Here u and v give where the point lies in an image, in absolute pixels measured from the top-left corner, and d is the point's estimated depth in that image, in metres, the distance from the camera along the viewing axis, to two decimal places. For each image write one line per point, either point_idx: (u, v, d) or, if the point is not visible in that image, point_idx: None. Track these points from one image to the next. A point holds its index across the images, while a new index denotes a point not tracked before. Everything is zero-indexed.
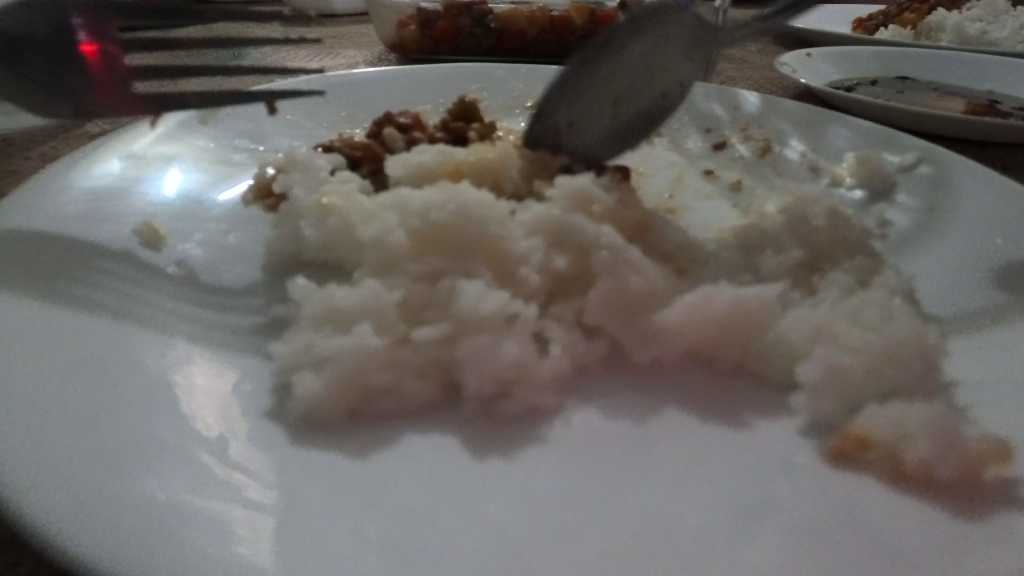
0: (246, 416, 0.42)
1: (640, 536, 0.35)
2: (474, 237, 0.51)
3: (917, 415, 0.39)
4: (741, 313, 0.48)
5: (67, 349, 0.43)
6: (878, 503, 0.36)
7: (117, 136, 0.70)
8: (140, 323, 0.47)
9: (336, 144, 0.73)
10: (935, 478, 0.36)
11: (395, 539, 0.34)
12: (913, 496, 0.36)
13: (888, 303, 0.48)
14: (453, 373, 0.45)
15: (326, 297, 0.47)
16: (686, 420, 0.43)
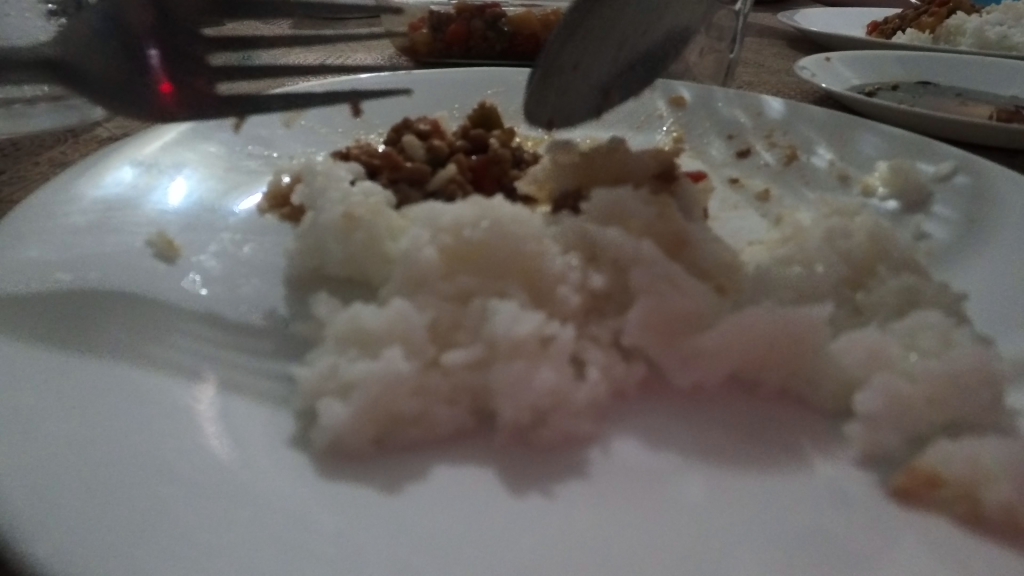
0: (274, 447, 0.40)
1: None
2: (506, 254, 0.48)
3: (987, 450, 0.37)
4: (786, 337, 0.46)
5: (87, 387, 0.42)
6: (951, 546, 0.34)
7: (127, 143, 0.68)
8: (160, 358, 0.46)
9: (352, 152, 0.70)
10: (1018, 523, 0.35)
11: None
12: (990, 542, 0.34)
13: (943, 327, 0.46)
14: (487, 399, 0.42)
15: (352, 316, 0.44)
16: (734, 452, 0.41)
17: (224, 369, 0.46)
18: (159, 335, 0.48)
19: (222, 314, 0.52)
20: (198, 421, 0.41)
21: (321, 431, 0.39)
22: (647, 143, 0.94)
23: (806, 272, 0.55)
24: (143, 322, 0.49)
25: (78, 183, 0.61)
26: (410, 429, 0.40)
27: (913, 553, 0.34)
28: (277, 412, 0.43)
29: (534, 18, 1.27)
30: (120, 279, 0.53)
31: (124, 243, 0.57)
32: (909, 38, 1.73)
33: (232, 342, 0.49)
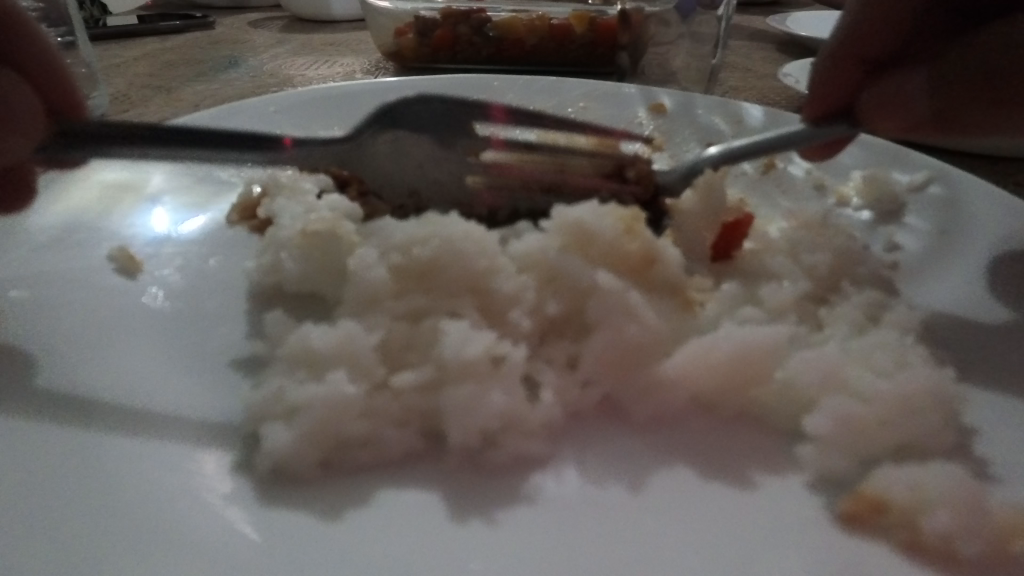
0: (218, 469, 0.40)
1: None
2: (462, 273, 0.48)
3: (934, 477, 0.36)
4: (743, 357, 0.46)
5: (41, 414, 0.42)
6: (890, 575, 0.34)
7: (93, 158, 0.68)
8: (113, 378, 0.46)
9: None
10: (957, 554, 0.34)
11: None
12: (929, 571, 0.34)
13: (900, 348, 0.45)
14: (436, 421, 0.42)
15: (302, 336, 0.44)
16: (684, 474, 0.41)
17: (179, 389, 0.46)
18: (116, 355, 0.48)
19: (180, 330, 0.52)
20: (146, 443, 0.41)
21: (264, 455, 0.39)
22: None
23: (771, 287, 0.54)
24: (100, 342, 0.49)
25: (43, 202, 0.61)
26: (357, 453, 0.40)
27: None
28: (226, 432, 0.43)
29: (523, 22, 1.23)
30: (78, 296, 0.53)
31: (85, 259, 0.57)
32: None
33: (187, 361, 0.49)
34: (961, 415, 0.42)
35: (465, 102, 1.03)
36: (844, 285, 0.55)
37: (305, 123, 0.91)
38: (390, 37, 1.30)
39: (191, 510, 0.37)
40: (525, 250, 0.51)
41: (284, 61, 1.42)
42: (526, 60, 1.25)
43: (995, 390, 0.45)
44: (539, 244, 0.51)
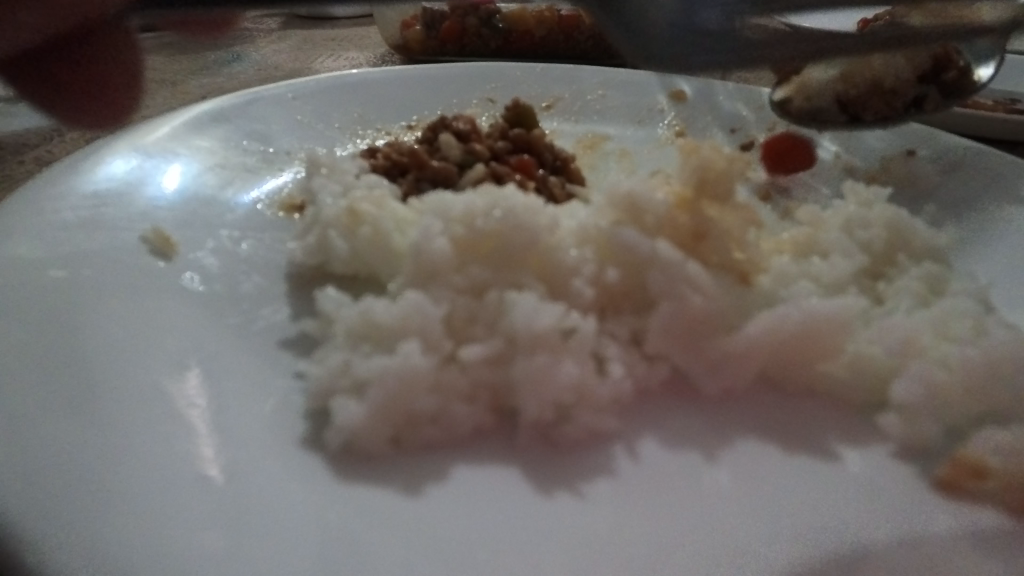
0: (281, 446, 0.38)
1: None
2: (522, 245, 0.46)
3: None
4: (821, 326, 0.44)
5: (88, 384, 0.39)
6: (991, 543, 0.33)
7: (121, 136, 0.66)
8: (163, 355, 0.44)
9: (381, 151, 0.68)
10: None
11: None
12: None
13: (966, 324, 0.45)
14: (506, 396, 0.40)
15: (362, 311, 0.42)
16: (765, 448, 0.39)
17: (225, 370, 0.44)
18: (162, 333, 0.46)
19: (224, 314, 0.50)
20: (204, 423, 0.39)
21: (335, 431, 0.37)
22: (649, 139, 0.96)
23: (827, 262, 0.53)
24: (142, 322, 0.46)
25: (66, 175, 0.59)
26: (428, 429, 0.38)
27: (955, 547, 0.33)
28: (286, 413, 0.41)
29: (530, 13, 1.25)
30: (118, 275, 0.51)
31: (116, 238, 0.55)
32: None
33: (237, 343, 0.47)
34: None
35: (482, 89, 1.03)
36: (900, 258, 0.55)
37: (325, 109, 0.90)
38: (396, 29, 1.28)
39: (261, 489, 0.35)
40: (581, 225, 0.50)
41: (288, 53, 1.41)
42: (534, 50, 1.27)
43: None
44: (593, 220, 0.50)
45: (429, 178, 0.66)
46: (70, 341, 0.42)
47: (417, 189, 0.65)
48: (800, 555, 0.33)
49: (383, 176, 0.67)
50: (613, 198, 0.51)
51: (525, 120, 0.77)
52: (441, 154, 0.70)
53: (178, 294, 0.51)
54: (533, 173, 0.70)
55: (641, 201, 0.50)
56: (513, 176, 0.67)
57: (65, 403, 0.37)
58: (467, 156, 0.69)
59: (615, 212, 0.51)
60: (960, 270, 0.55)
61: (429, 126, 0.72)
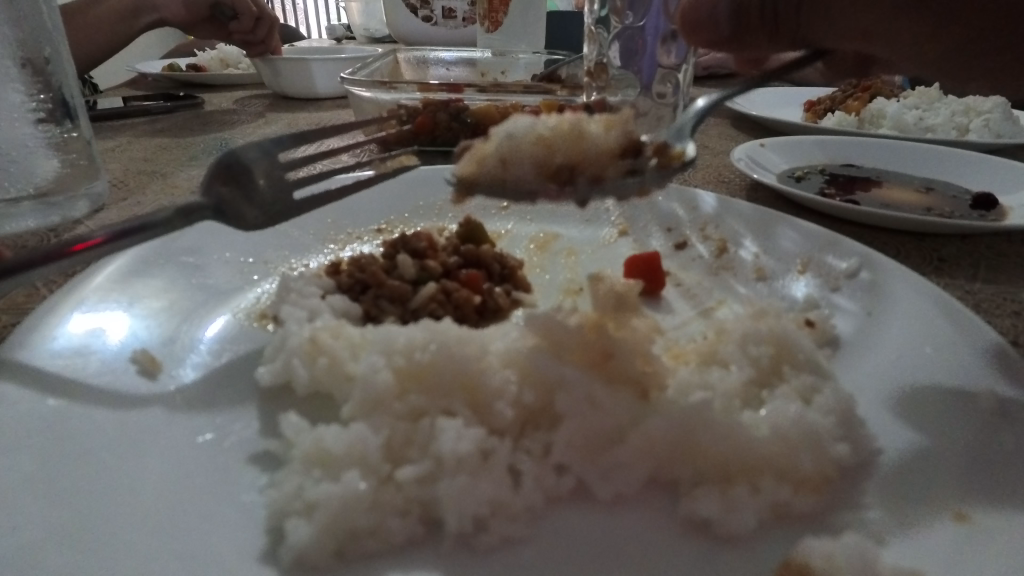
0: (241, 560, 0.46)
1: None
2: (453, 375, 0.55)
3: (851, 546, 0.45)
4: (681, 435, 0.54)
5: (81, 511, 0.46)
6: None
7: (110, 260, 0.75)
8: (142, 475, 0.51)
9: (346, 268, 0.78)
10: None
11: None
12: None
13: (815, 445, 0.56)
14: (433, 509, 0.48)
15: (316, 438, 0.50)
16: (647, 553, 0.47)
17: (196, 487, 0.52)
18: (142, 454, 0.53)
19: (199, 427, 0.58)
20: (178, 535, 0.47)
21: (286, 549, 0.44)
22: (594, 239, 1.08)
23: (718, 376, 0.63)
24: (123, 444, 0.54)
25: (61, 298, 0.67)
26: (367, 541, 0.46)
27: None
28: (249, 523, 0.49)
29: (496, 109, 1.41)
30: (108, 398, 0.58)
31: (110, 363, 0.63)
32: (836, 120, 1.92)
33: (209, 456, 0.55)
34: (869, 491, 0.51)
35: (445, 191, 1.16)
36: (783, 368, 0.64)
37: (301, 216, 1.00)
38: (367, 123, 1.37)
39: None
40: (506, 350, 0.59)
41: None
42: (501, 141, 1.43)
43: (906, 458, 0.54)
44: (516, 345, 0.59)
45: (387, 294, 0.75)
46: (62, 473, 0.49)
47: (376, 306, 0.75)
48: None
49: (347, 292, 0.76)
50: (534, 327, 0.60)
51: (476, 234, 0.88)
52: (398, 272, 0.79)
53: (161, 411, 0.59)
54: (480, 286, 0.80)
55: (554, 330, 0.60)
56: (461, 290, 0.76)
57: (58, 531, 0.44)
58: (422, 273, 0.79)
59: (535, 338, 0.60)
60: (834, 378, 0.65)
61: (390, 244, 0.82)
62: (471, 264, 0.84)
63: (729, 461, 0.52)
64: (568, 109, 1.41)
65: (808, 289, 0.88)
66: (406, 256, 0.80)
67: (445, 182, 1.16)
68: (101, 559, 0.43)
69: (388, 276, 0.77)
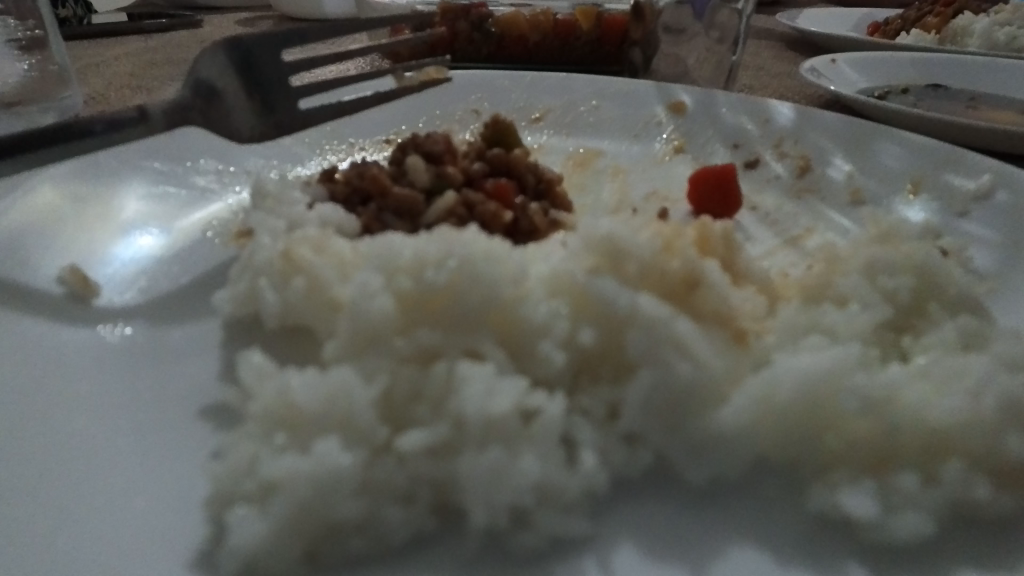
0: (170, 560, 0.31)
1: None
2: (480, 302, 0.39)
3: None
4: (812, 399, 0.37)
5: None
6: None
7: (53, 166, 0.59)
8: (51, 445, 0.37)
9: (341, 176, 0.61)
10: None
11: None
12: None
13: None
14: (451, 494, 0.33)
15: (281, 387, 0.34)
16: (758, 567, 0.32)
17: (120, 456, 0.37)
18: (58, 414, 0.39)
19: (139, 375, 0.43)
20: (88, 530, 0.33)
21: (228, 553, 0.29)
22: (645, 155, 0.89)
23: (842, 312, 0.46)
24: (29, 404, 0.39)
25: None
26: (352, 541, 0.31)
27: None
28: (185, 509, 0.34)
29: (524, 17, 1.13)
30: (24, 338, 0.44)
31: (32, 290, 0.48)
32: (914, 38, 1.66)
33: (145, 413, 0.40)
34: None
35: (465, 100, 0.96)
36: (928, 308, 0.47)
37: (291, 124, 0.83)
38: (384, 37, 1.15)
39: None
40: (549, 273, 0.42)
41: None
42: (528, 58, 1.15)
43: None
44: (565, 266, 0.42)
45: (392, 206, 0.58)
46: None
47: (379, 221, 0.58)
48: None
49: (342, 204, 0.60)
50: (590, 240, 0.42)
51: (503, 137, 0.70)
52: (407, 179, 0.62)
53: (92, 356, 0.44)
54: (512, 200, 0.63)
55: (623, 247, 0.42)
56: (488, 204, 0.59)
57: None
58: (437, 181, 0.62)
59: (593, 257, 0.42)
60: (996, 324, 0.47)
61: (396, 146, 0.65)
62: (497, 172, 0.66)
63: (879, 440, 0.36)
64: (608, 17, 1.12)
65: (924, 215, 0.70)
66: (416, 159, 0.62)
67: (464, 91, 0.97)
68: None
69: (394, 184, 0.60)
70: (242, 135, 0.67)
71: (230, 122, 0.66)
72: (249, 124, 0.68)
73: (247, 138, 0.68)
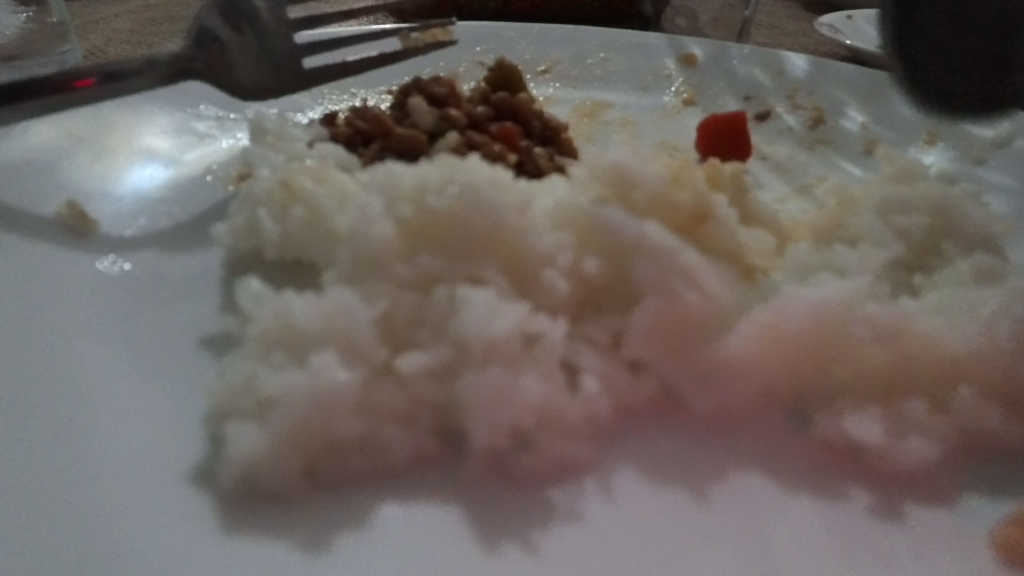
0: (171, 474, 0.31)
1: None
2: (482, 230, 0.37)
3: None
4: (826, 327, 0.36)
5: None
6: None
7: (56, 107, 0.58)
8: (34, 390, 0.35)
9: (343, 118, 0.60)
10: None
11: None
12: None
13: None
14: (452, 415, 0.33)
15: (280, 309, 0.34)
16: (761, 491, 0.32)
17: (121, 381, 0.37)
18: (60, 340, 0.39)
19: (140, 302, 0.42)
20: (69, 479, 0.31)
21: (226, 465, 0.29)
22: (655, 106, 0.86)
23: (855, 251, 0.45)
24: (32, 331, 0.39)
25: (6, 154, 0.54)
26: (353, 458, 0.31)
27: None
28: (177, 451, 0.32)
29: None
30: (22, 270, 0.43)
31: (28, 223, 0.47)
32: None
33: (134, 356, 0.38)
34: None
35: (469, 50, 0.93)
36: (944, 248, 0.46)
37: None
38: None
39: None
40: (553, 204, 0.40)
41: None
42: (536, 13, 1.08)
43: None
44: (568, 198, 0.41)
45: (394, 147, 0.57)
46: None
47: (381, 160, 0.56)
48: None
49: (344, 146, 0.58)
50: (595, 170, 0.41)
51: (509, 82, 0.68)
52: (410, 121, 0.60)
53: (79, 296, 0.42)
54: (517, 142, 0.61)
55: (629, 175, 0.41)
56: (492, 146, 0.58)
57: None
58: (441, 123, 0.60)
59: (599, 187, 0.41)
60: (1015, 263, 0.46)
61: (399, 90, 0.63)
62: (503, 116, 0.64)
63: (890, 369, 0.35)
64: None
65: (941, 164, 0.68)
66: (418, 100, 0.61)
67: (468, 40, 0.93)
68: None
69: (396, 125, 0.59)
70: (242, 89, 0.62)
71: (232, 74, 0.61)
72: (253, 77, 0.62)
73: (249, 92, 0.62)
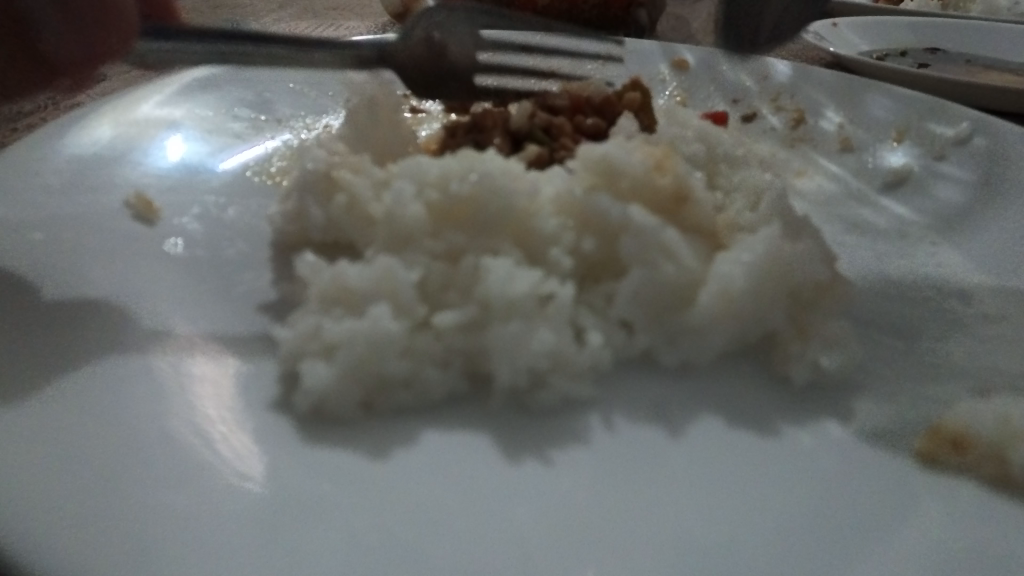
0: (251, 408, 0.38)
1: (698, 529, 0.34)
2: (500, 211, 0.45)
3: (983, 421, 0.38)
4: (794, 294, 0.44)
5: (78, 354, 0.40)
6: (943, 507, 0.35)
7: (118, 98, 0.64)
8: (104, 357, 0.40)
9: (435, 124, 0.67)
10: (1009, 476, 0.35)
11: (433, 538, 0.32)
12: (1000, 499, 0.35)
13: (918, 325, 0.47)
14: (478, 362, 0.40)
15: (336, 275, 0.41)
16: (731, 420, 0.40)
17: (198, 336, 0.44)
18: (143, 301, 0.46)
19: (206, 275, 0.49)
20: (168, 408, 0.38)
21: (301, 395, 0.37)
22: None
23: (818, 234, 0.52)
24: (118, 294, 0.46)
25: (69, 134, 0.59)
26: (400, 393, 0.38)
27: (913, 515, 0.34)
28: (238, 416, 0.38)
29: None
30: (101, 248, 0.50)
31: (101, 209, 0.53)
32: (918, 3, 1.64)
33: (190, 334, 0.44)
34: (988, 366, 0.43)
35: None
36: None
37: None
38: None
39: (192, 509, 0.32)
40: (557, 190, 0.47)
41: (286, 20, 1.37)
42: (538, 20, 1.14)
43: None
44: (568, 185, 0.47)
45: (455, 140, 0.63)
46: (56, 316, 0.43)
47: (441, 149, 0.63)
48: (752, 517, 0.34)
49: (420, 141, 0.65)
50: (590, 161, 0.48)
51: None
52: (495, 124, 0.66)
53: (135, 283, 0.47)
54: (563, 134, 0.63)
55: (614, 165, 0.47)
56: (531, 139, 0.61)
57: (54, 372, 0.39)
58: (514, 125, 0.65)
59: (592, 176, 0.48)
60: (939, 254, 0.55)
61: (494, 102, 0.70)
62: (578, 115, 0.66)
63: (833, 331, 0.43)
64: None
65: None
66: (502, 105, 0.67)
67: None
68: (100, 402, 0.38)
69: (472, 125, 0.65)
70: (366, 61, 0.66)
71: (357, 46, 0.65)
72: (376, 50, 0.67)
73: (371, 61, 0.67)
